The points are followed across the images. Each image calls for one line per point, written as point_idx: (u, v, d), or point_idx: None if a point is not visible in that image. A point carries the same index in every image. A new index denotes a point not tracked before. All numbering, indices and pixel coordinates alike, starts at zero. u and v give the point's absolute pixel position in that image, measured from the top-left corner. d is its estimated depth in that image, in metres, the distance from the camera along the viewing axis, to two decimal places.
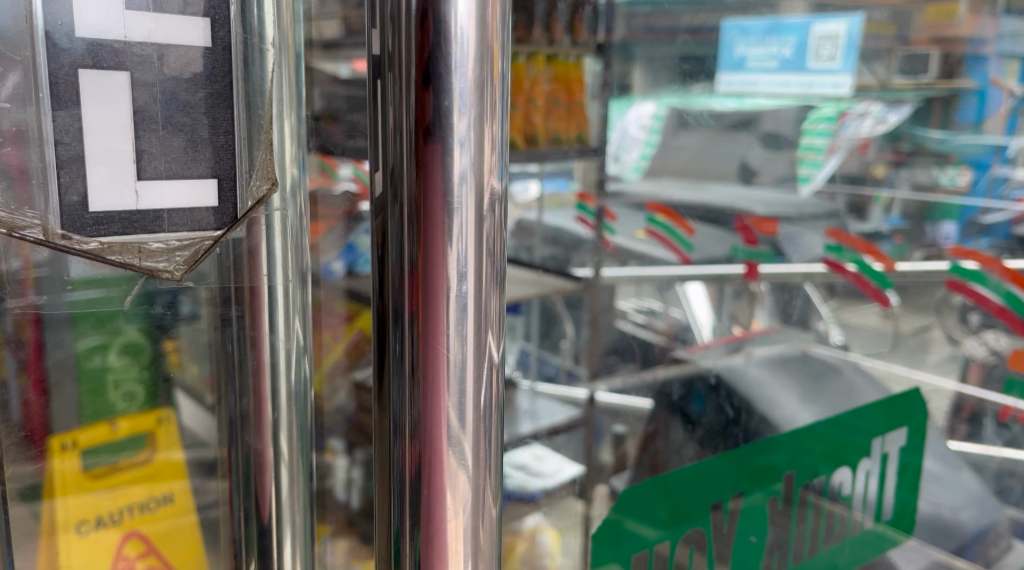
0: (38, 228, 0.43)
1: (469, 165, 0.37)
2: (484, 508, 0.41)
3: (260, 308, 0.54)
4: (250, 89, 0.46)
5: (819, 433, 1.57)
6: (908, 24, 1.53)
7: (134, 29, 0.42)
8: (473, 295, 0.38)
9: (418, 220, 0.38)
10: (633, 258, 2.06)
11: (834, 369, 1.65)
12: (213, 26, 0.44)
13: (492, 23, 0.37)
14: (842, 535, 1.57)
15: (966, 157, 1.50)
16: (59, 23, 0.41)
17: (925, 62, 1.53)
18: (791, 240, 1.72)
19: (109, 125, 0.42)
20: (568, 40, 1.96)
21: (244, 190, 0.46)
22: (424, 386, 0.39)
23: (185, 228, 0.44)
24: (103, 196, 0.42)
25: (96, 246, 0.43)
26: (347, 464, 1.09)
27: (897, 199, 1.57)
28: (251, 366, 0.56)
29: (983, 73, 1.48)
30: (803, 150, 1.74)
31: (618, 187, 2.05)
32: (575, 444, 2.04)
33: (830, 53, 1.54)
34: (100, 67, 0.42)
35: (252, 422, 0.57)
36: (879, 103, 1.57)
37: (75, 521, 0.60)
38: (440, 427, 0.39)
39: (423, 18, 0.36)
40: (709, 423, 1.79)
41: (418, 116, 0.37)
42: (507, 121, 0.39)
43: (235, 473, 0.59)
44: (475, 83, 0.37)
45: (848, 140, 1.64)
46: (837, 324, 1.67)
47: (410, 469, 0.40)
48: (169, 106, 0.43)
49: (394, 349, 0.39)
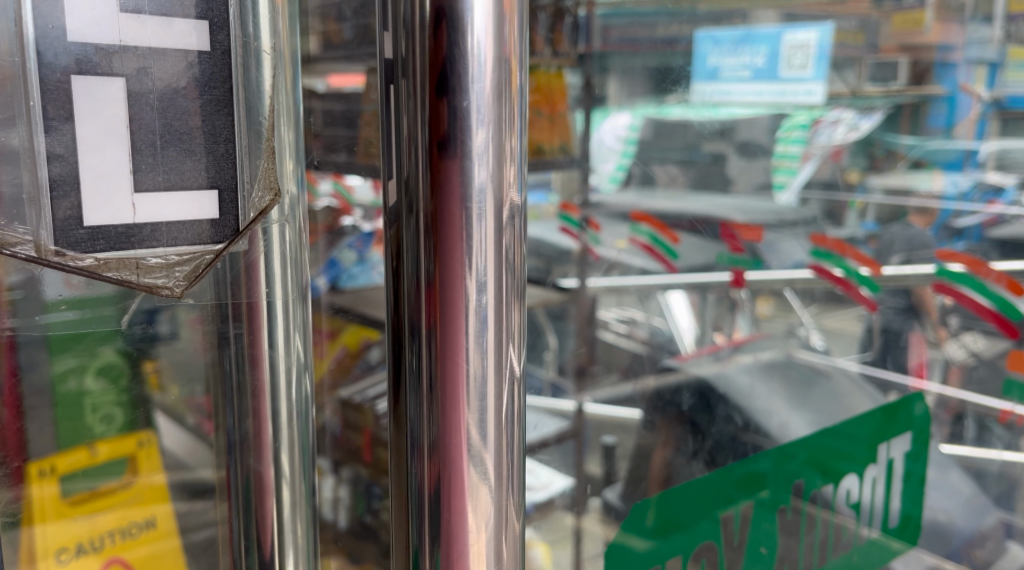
0: (30, 244, 0.40)
1: (488, 177, 0.36)
2: (508, 523, 0.40)
3: (259, 325, 0.51)
4: (251, 96, 0.43)
5: (809, 442, 1.58)
6: (875, 32, 1.67)
7: (129, 34, 0.40)
8: (494, 308, 0.38)
9: (435, 233, 0.37)
10: (616, 267, 1.99)
11: (825, 375, 1.75)
12: (212, 29, 0.41)
13: (509, 36, 0.36)
14: (850, 543, 1.54)
15: (941, 163, 1.69)
16: (49, 26, 0.39)
17: (894, 70, 1.70)
18: (771, 246, 1.81)
19: (105, 135, 0.39)
20: (550, 49, 1.73)
21: (245, 201, 0.43)
22: (442, 402, 0.38)
23: (185, 242, 0.42)
24: (98, 206, 0.40)
25: (92, 262, 0.40)
26: (333, 483, 1.06)
27: (872, 205, 1.73)
28: (250, 389, 0.52)
29: (952, 80, 1.64)
30: (778, 158, 1.83)
31: (598, 199, 1.94)
32: (565, 456, 1.85)
33: (802, 62, 1.60)
34: (93, 73, 0.39)
35: (251, 444, 0.54)
36: (851, 110, 1.73)
37: (54, 549, 0.58)
38: (461, 442, 0.38)
39: (437, 25, 0.35)
40: (719, 431, 1.77)
41: (433, 126, 0.36)
42: (525, 132, 0.38)
43: (232, 499, 0.55)
44: (493, 93, 0.36)
45: (822, 146, 1.77)
46: (819, 330, 1.87)
47: (430, 487, 0.39)
48: (167, 112, 0.41)
49: (411, 365, 0.39)
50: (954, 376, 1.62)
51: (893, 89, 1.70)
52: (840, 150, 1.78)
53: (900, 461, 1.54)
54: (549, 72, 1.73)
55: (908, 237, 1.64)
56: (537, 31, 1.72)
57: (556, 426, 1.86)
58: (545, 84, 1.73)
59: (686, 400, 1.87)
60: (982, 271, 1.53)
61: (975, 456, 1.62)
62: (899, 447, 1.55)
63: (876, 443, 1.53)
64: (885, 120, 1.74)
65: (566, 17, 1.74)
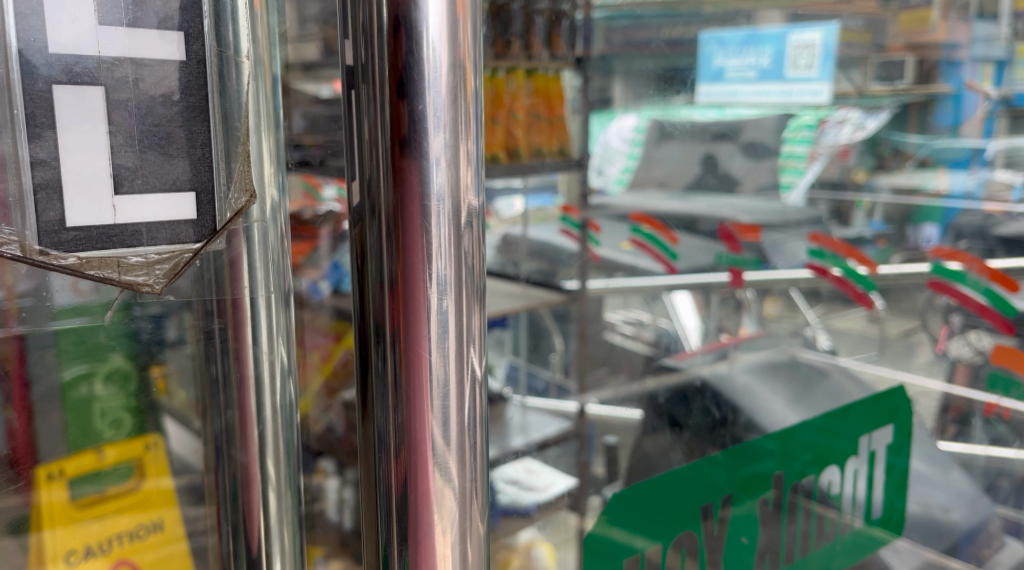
0: (15, 244, 0.41)
1: (446, 179, 0.37)
2: (471, 522, 0.41)
3: (242, 322, 0.53)
4: (227, 103, 0.44)
5: (806, 440, 1.58)
6: (880, 32, 1.64)
7: (109, 45, 0.41)
8: (454, 306, 0.38)
9: (397, 232, 0.38)
10: (620, 270, 2.08)
11: (822, 372, 1.72)
12: (187, 40, 0.42)
13: (463, 40, 0.37)
14: (833, 534, 1.59)
15: (947, 161, 1.64)
16: (32, 40, 0.39)
17: (900, 69, 1.66)
18: (776, 247, 1.78)
19: (87, 142, 0.40)
20: (548, 53, 1.96)
21: (222, 202, 0.44)
22: (407, 399, 0.39)
23: (166, 240, 0.43)
24: (81, 209, 0.41)
25: (75, 261, 0.42)
26: (340, 485, 1.12)
27: (879, 204, 1.68)
28: (235, 382, 0.55)
29: (958, 78, 1.60)
30: (785, 158, 1.83)
31: (601, 200, 2.06)
32: (567, 458, 1.97)
33: (807, 62, 1.58)
34: (76, 83, 0.40)
35: (237, 436, 0.56)
36: (857, 109, 1.68)
37: (63, 551, 0.58)
38: (424, 439, 0.39)
39: (396, 29, 0.36)
40: (696, 423, 1.82)
41: (393, 128, 0.37)
42: (484, 134, 0.39)
43: (221, 498, 0.57)
44: (449, 96, 0.37)
45: (829, 146, 1.74)
46: (824, 330, 1.76)
47: (397, 484, 0.40)
48: (145, 119, 0.42)
49: (377, 364, 0.40)
50: (961, 374, 1.63)
51: (900, 88, 1.67)
52: (847, 149, 1.71)
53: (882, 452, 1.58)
54: (548, 75, 1.98)
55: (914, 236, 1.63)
56: (536, 35, 1.92)
57: (558, 426, 1.98)
58: (544, 87, 1.98)
59: (663, 396, 1.93)
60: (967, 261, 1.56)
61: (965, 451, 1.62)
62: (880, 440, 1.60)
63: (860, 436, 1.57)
64: (892, 119, 1.68)
65: (563, 22, 1.96)
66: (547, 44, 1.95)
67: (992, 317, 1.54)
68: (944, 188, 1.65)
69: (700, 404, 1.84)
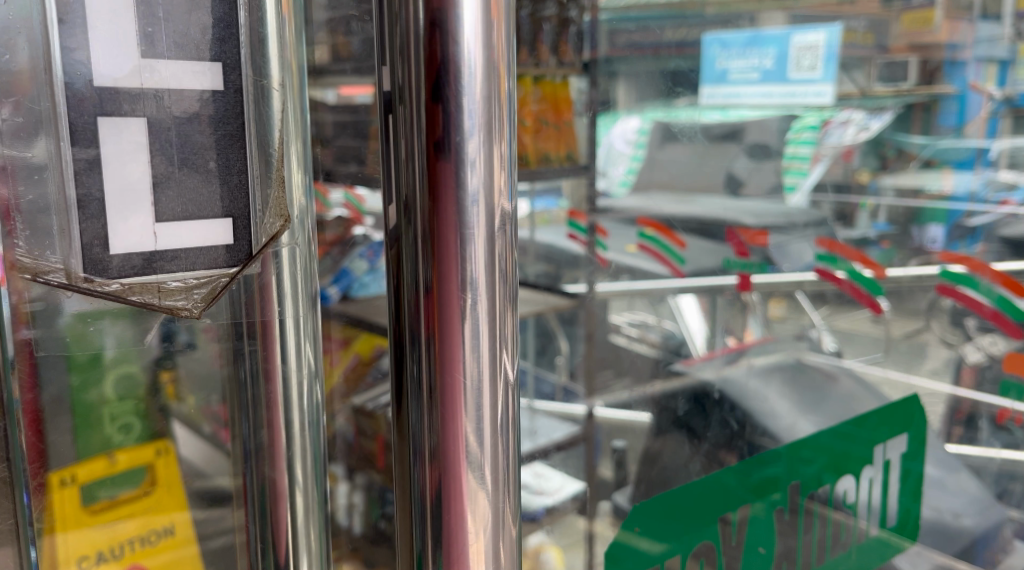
0: (60, 271, 0.35)
1: (481, 183, 0.33)
2: (505, 525, 0.37)
3: (272, 345, 0.45)
4: (264, 130, 0.37)
5: (822, 445, 1.53)
6: (885, 32, 1.71)
7: (151, 71, 0.34)
8: (487, 307, 0.34)
9: (431, 242, 0.34)
10: (625, 272, 2.03)
11: (834, 377, 1.73)
12: (226, 70, 0.35)
13: (497, 45, 0.33)
14: (850, 543, 1.50)
15: (952, 161, 1.70)
16: (78, 68, 0.33)
17: (904, 70, 1.69)
18: (780, 249, 1.78)
19: (125, 153, 0.34)
20: (555, 59, 1.71)
21: (259, 227, 0.37)
22: (442, 412, 0.35)
23: (206, 265, 0.35)
24: (124, 233, 0.34)
25: (118, 287, 0.35)
26: (348, 489, 1.09)
27: (883, 206, 1.78)
28: (263, 401, 0.46)
29: (962, 78, 1.61)
30: (790, 159, 1.89)
31: (608, 204, 2.00)
32: (576, 460, 1.86)
33: (812, 63, 1.54)
34: (109, 110, 0.33)
35: (266, 455, 0.47)
36: (861, 111, 1.77)
37: (75, 557, 0.60)
38: (458, 448, 0.35)
39: (431, 34, 0.32)
40: (714, 437, 1.78)
41: (427, 130, 0.33)
42: (514, 140, 0.35)
43: (250, 505, 0.48)
44: (484, 98, 0.33)
45: (832, 147, 1.80)
46: (829, 330, 1.87)
47: (431, 493, 0.36)
48: (184, 147, 0.34)
49: (411, 369, 0.36)
50: (967, 376, 1.68)
51: (904, 89, 1.71)
52: (852, 149, 1.84)
53: (897, 460, 1.50)
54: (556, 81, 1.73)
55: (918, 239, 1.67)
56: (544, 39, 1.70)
57: (567, 431, 1.88)
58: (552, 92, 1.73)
59: (681, 406, 1.88)
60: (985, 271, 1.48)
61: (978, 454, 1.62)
62: (895, 448, 1.52)
63: (874, 444, 1.49)
64: (896, 120, 1.77)
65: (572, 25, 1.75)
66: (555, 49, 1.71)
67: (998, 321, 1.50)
68: (949, 188, 1.71)
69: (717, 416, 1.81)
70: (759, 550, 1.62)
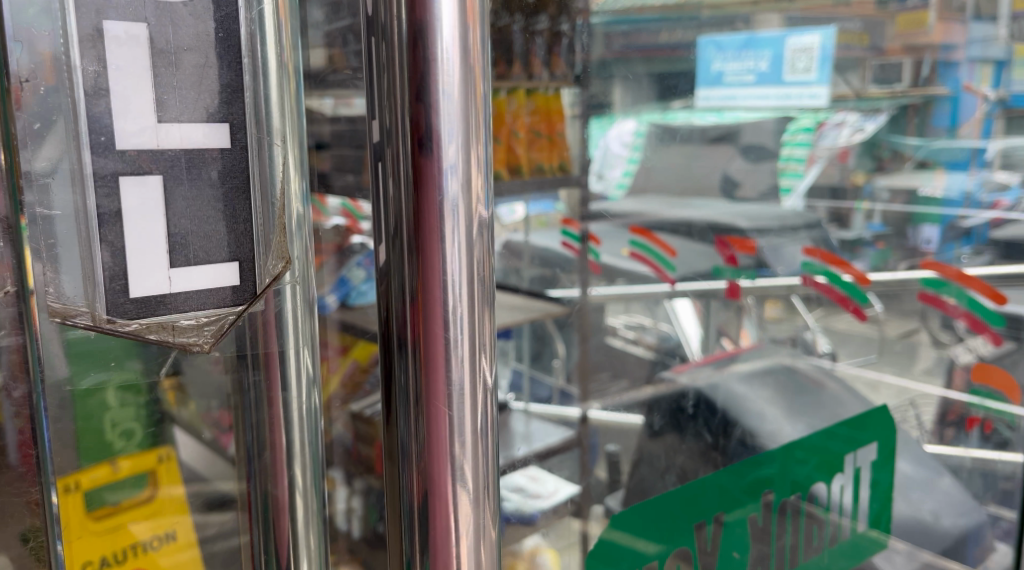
0: (86, 314, 0.41)
1: (460, 190, 0.39)
2: (485, 529, 0.42)
3: (275, 373, 0.51)
4: (266, 178, 0.44)
5: (813, 445, 1.68)
6: (880, 34, 1.76)
7: (168, 137, 0.40)
8: (468, 318, 0.40)
9: (418, 245, 0.39)
10: (621, 275, 1.97)
11: (819, 383, 1.84)
12: (231, 129, 0.42)
13: (474, 48, 0.38)
14: (821, 546, 1.66)
15: (945, 162, 1.85)
16: (101, 137, 0.40)
17: (898, 71, 1.81)
18: (774, 252, 1.84)
19: (143, 214, 0.40)
20: (548, 73, 1.60)
21: (261, 269, 0.44)
22: (427, 411, 0.40)
23: (212, 304, 0.42)
24: (140, 277, 0.41)
25: (137, 326, 0.41)
26: (347, 494, 1.11)
27: (877, 208, 1.92)
28: (267, 423, 0.53)
29: (955, 80, 1.77)
30: (785, 162, 1.95)
31: (603, 207, 1.86)
32: (571, 463, 1.82)
33: (807, 65, 1.70)
34: (138, 172, 0.40)
35: (268, 468, 0.53)
36: (856, 112, 1.85)
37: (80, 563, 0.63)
38: (443, 448, 0.41)
39: (415, 43, 0.38)
40: (690, 447, 1.82)
41: (413, 129, 0.38)
42: (492, 141, 0.40)
43: (254, 516, 0.55)
44: (461, 114, 0.38)
45: (827, 149, 1.89)
46: (824, 332, 1.91)
47: (418, 495, 0.41)
48: (191, 187, 0.41)
49: (401, 377, 0.41)
50: (959, 375, 1.84)
51: (898, 90, 1.83)
52: (847, 151, 1.93)
53: (867, 470, 1.70)
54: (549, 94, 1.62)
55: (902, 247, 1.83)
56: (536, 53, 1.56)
57: (562, 435, 1.82)
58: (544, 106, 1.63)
59: (657, 421, 1.89)
60: (970, 282, 1.75)
61: (949, 453, 1.79)
62: (864, 457, 1.71)
63: (846, 453, 1.69)
64: (890, 122, 1.88)
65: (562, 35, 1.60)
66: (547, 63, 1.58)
67: (965, 321, 1.79)
68: (939, 190, 1.86)
69: (692, 429, 1.85)
70: (734, 555, 1.66)
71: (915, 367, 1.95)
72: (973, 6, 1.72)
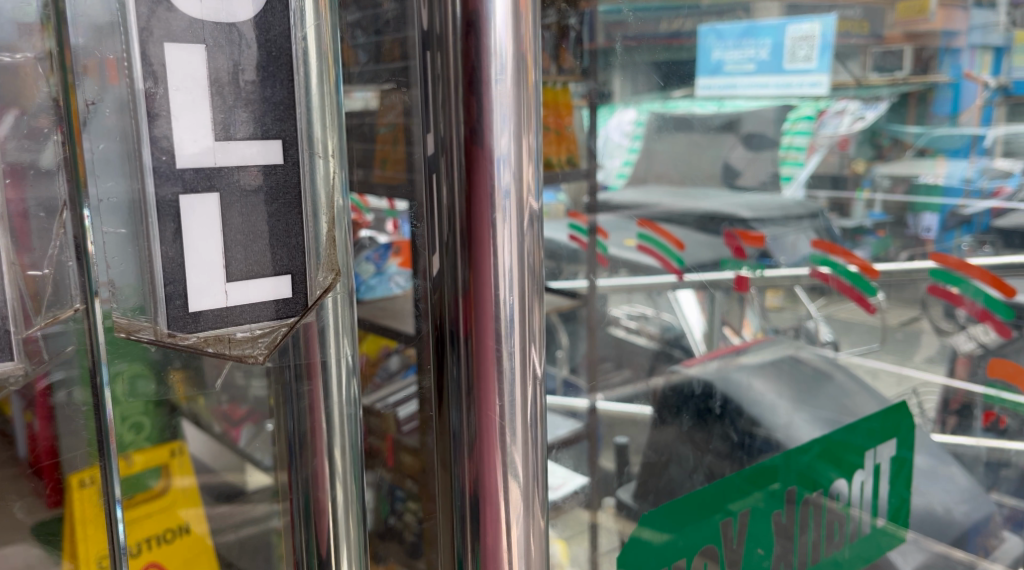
0: (150, 329, 0.55)
1: (511, 178, 0.53)
2: (534, 518, 0.58)
3: (313, 343, 0.61)
4: (313, 191, 0.57)
5: (831, 439, 1.73)
6: (879, 22, 1.81)
7: (224, 156, 0.53)
8: (518, 305, 0.55)
9: (471, 246, 0.54)
10: (625, 267, 1.76)
11: (825, 372, 1.94)
12: (284, 146, 0.55)
13: (524, 39, 0.52)
14: (842, 541, 1.71)
15: (945, 149, 1.93)
16: (163, 155, 0.52)
17: (899, 59, 1.84)
18: (778, 242, 1.86)
19: (203, 244, 0.53)
20: (556, 67, 1.42)
21: (313, 282, 0.58)
22: (478, 402, 0.56)
23: (265, 318, 0.56)
24: (199, 297, 0.54)
25: (195, 339, 0.55)
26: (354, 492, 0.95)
27: (878, 198, 1.93)
28: (307, 408, 0.63)
29: (957, 67, 1.88)
30: (785, 151, 1.86)
31: (607, 197, 1.72)
32: (580, 455, 1.64)
33: (807, 53, 1.72)
34: (196, 191, 0.53)
35: (308, 444, 0.63)
36: (857, 101, 1.84)
37: None
38: (495, 441, 0.56)
39: (469, 55, 0.52)
40: (716, 447, 1.81)
41: (467, 127, 0.53)
42: (542, 129, 0.55)
43: (296, 513, 0.66)
44: (512, 104, 0.52)
45: (827, 137, 1.85)
46: (827, 322, 1.94)
47: (471, 483, 0.57)
48: (244, 206, 0.54)
49: (455, 371, 0.57)
50: (961, 367, 1.96)
51: (899, 77, 1.87)
52: (847, 139, 1.89)
53: (886, 464, 1.74)
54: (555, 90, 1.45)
55: (901, 237, 1.90)
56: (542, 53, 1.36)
57: (571, 426, 1.64)
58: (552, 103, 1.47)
59: (685, 421, 1.84)
60: (972, 271, 1.91)
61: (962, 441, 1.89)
62: (884, 452, 1.76)
63: (866, 450, 1.73)
64: (889, 110, 1.89)
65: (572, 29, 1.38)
66: (555, 60, 1.40)
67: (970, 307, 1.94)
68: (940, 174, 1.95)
69: (720, 430, 1.85)
70: (758, 550, 1.70)
71: (917, 356, 2.00)
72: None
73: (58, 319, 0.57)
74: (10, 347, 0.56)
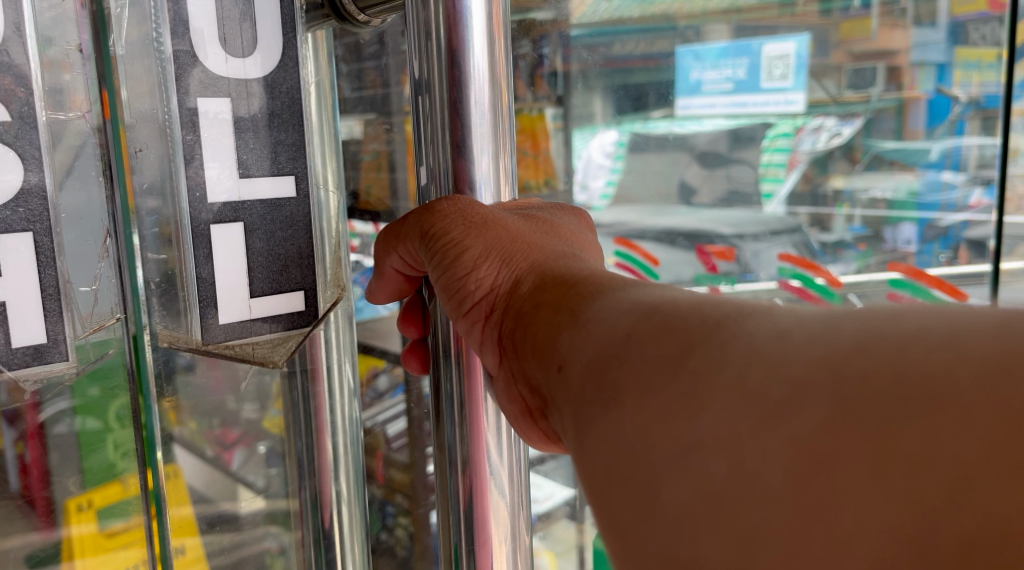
0: (190, 341, 0.65)
1: (491, 200, 0.58)
2: (519, 537, 0.59)
3: None
4: (319, 210, 0.69)
5: None
6: (824, 41, 1.82)
7: (247, 190, 0.65)
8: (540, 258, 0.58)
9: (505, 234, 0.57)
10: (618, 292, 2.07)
11: None
12: (298, 180, 0.67)
13: (497, 67, 0.56)
14: None
15: (920, 162, 1.78)
16: (196, 193, 0.63)
17: (871, 75, 1.82)
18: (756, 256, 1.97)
19: (229, 260, 0.65)
20: (533, 94, 1.50)
21: None
22: (469, 422, 0.57)
23: (281, 328, 0.68)
24: (229, 311, 0.65)
25: (229, 350, 0.66)
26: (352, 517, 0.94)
27: (857, 211, 1.89)
28: None
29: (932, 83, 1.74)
30: (765, 167, 1.97)
31: None
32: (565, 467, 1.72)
33: (784, 72, 1.85)
34: (224, 221, 0.64)
35: None
36: (833, 117, 1.87)
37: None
38: (484, 461, 0.57)
39: (454, 83, 0.54)
40: None
41: (452, 155, 0.56)
42: (514, 152, 0.59)
43: (304, 512, 0.82)
44: (492, 139, 0.56)
45: (806, 153, 1.92)
46: None
47: (464, 494, 0.57)
48: (268, 222, 0.66)
49: (447, 387, 0.58)
50: None
51: (871, 94, 1.82)
52: (797, 157, 1.94)
53: None
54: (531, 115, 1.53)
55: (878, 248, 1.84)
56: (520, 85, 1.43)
57: None
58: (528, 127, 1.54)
59: None
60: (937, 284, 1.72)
61: None
62: None
63: None
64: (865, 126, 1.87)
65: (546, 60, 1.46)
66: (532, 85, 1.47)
67: None
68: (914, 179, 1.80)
69: None
70: None
71: None
72: (913, 13, 1.73)
73: (103, 328, 0.66)
74: (65, 347, 0.63)
